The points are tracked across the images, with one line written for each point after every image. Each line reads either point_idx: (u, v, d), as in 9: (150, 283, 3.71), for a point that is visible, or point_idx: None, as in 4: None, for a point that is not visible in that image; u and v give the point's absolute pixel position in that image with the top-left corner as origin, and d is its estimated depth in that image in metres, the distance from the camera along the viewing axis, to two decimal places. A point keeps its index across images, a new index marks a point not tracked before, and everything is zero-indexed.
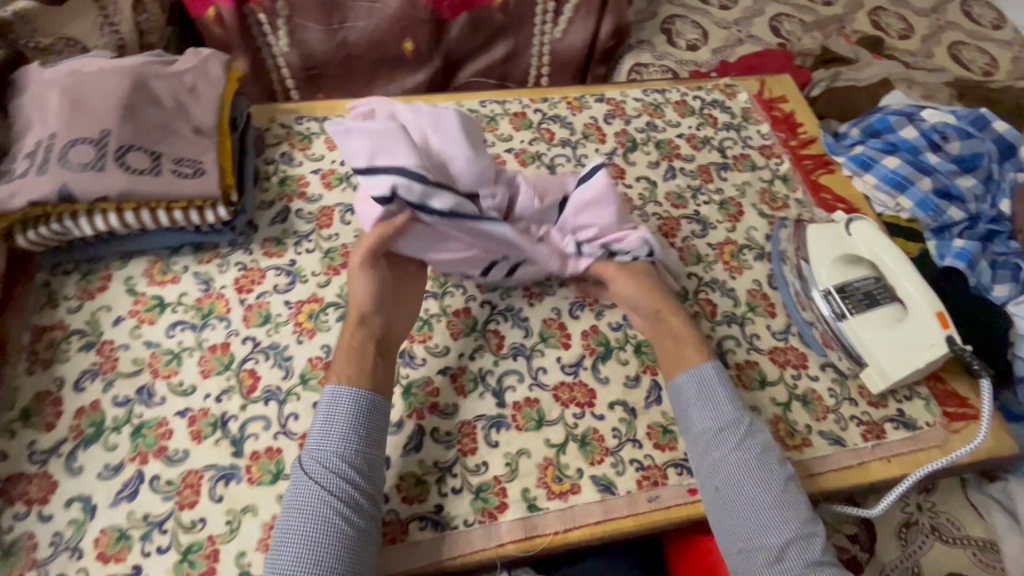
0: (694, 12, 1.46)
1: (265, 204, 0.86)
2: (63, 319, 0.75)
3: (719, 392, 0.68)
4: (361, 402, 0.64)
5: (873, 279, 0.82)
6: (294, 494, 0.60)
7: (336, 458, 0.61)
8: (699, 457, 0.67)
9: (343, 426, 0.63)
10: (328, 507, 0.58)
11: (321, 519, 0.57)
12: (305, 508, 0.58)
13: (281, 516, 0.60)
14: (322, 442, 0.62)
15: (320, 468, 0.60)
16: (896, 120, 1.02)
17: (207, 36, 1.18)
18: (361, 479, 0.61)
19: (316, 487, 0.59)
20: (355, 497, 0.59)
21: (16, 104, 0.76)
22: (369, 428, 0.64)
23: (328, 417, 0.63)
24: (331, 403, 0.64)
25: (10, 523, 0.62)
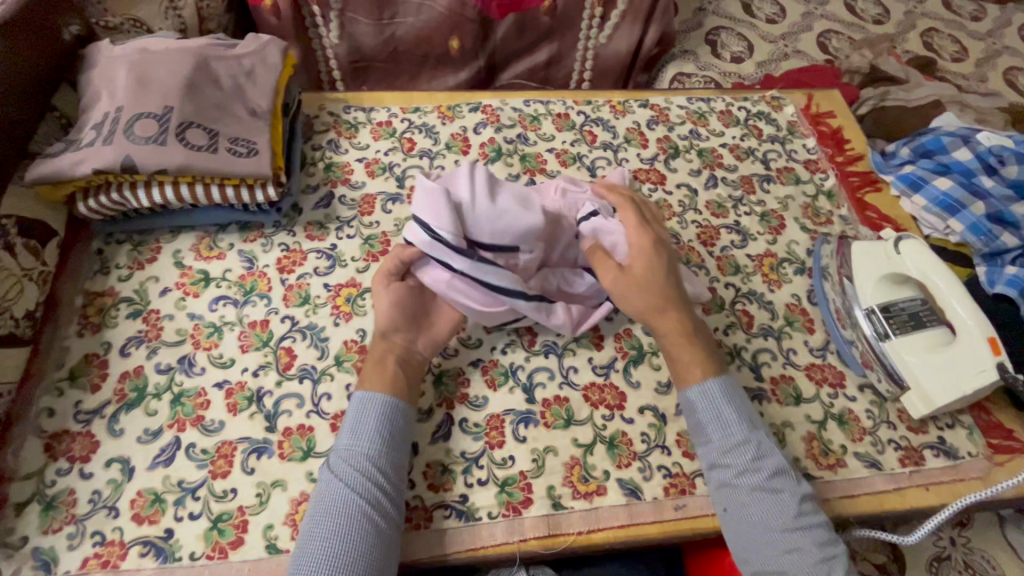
0: (741, 25, 1.45)
1: (310, 187, 0.88)
2: (114, 287, 0.77)
3: (725, 408, 0.66)
4: (389, 406, 0.65)
5: (919, 300, 0.81)
6: (320, 492, 0.60)
7: (365, 460, 0.61)
8: (710, 470, 0.66)
9: (371, 428, 0.63)
10: (358, 510, 0.58)
11: (346, 517, 0.57)
12: (331, 507, 0.58)
13: (304, 514, 0.60)
14: (351, 443, 0.62)
15: (347, 467, 0.60)
16: (951, 141, 0.99)
17: (262, 25, 1.22)
18: (387, 482, 0.61)
19: (343, 486, 0.59)
20: (380, 500, 0.59)
21: (86, 77, 0.79)
22: (396, 432, 0.64)
23: (357, 418, 0.64)
24: (360, 406, 0.65)
25: (52, 478, 0.64)
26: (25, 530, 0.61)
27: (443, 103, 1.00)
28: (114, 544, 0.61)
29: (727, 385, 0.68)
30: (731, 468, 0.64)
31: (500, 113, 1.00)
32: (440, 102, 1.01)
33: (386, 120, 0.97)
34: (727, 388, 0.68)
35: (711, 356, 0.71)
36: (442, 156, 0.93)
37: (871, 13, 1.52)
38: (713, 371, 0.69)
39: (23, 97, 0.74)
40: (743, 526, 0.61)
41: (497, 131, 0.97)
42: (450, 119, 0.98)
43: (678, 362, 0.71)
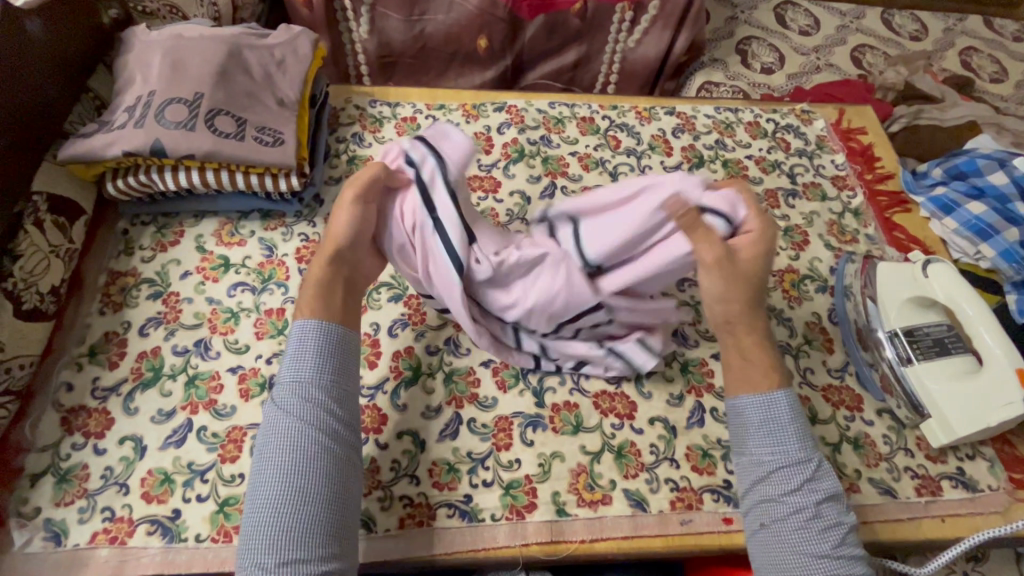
0: (772, 35, 1.42)
1: (333, 179, 0.89)
2: (136, 267, 0.78)
3: (788, 428, 0.63)
4: (331, 336, 0.63)
5: (945, 326, 0.79)
6: (267, 430, 0.59)
7: (312, 390, 0.59)
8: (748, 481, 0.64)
9: (316, 359, 0.61)
10: (309, 438, 0.57)
11: (293, 452, 0.56)
12: (277, 444, 0.56)
13: (256, 450, 0.59)
14: (292, 377, 0.60)
15: (291, 401, 0.59)
16: (985, 164, 0.97)
17: (294, 16, 1.23)
18: (335, 412, 0.60)
19: (288, 422, 0.57)
20: (328, 431, 0.58)
21: (122, 60, 0.81)
22: (340, 362, 0.62)
23: (299, 350, 0.61)
24: (301, 339, 0.62)
25: (67, 452, 0.65)
26: (38, 500, 0.63)
27: (469, 102, 1.00)
28: (123, 521, 0.62)
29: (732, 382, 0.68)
30: (779, 489, 0.61)
31: (525, 114, 0.99)
32: (465, 100, 1.01)
33: (411, 116, 0.97)
34: (792, 404, 0.65)
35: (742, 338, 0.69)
36: None
37: (908, 29, 1.49)
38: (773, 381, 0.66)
39: (61, 78, 0.76)
40: (777, 543, 0.60)
41: (521, 132, 0.97)
42: (474, 118, 0.98)
43: (738, 374, 0.67)
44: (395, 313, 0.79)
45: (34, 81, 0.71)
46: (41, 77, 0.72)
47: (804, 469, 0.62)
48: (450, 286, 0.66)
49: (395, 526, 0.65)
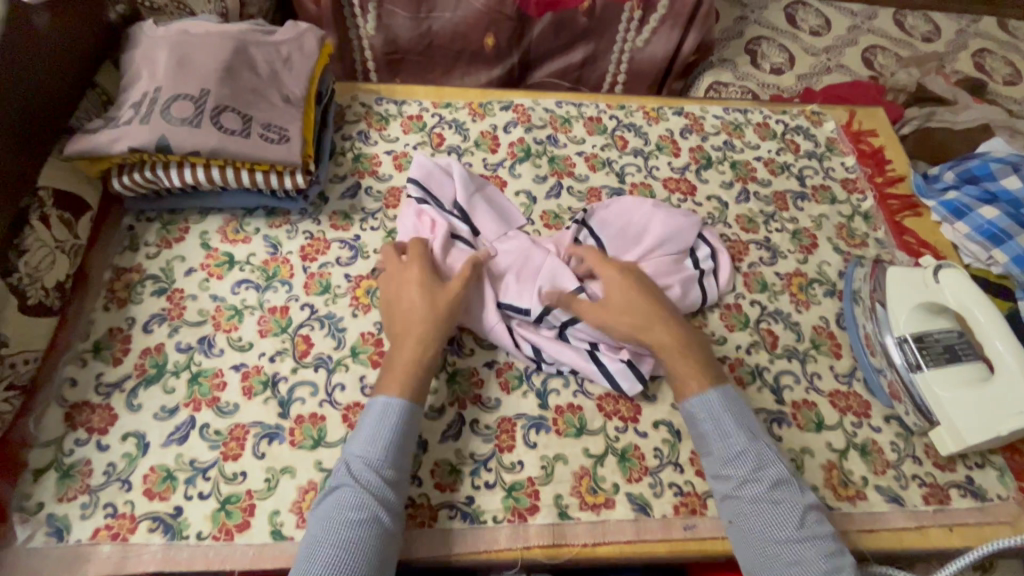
0: (782, 36, 1.41)
1: (338, 177, 0.89)
2: (141, 264, 0.78)
3: (725, 419, 0.66)
4: (412, 415, 0.64)
5: (955, 332, 0.78)
6: (333, 492, 0.59)
7: (387, 468, 0.61)
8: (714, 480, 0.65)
9: (397, 437, 0.62)
10: (380, 519, 0.58)
11: (364, 523, 0.57)
12: (348, 510, 0.57)
13: (317, 516, 0.58)
14: (368, 445, 0.61)
15: (366, 470, 0.60)
16: (999, 168, 0.95)
17: (301, 13, 1.23)
18: (400, 488, 0.62)
19: (362, 490, 0.58)
20: (393, 506, 0.60)
21: (128, 56, 0.81)
22: (412, 439, 0.64)
23: (380, 424, 0.63)
24: (384, 412, 0.63)
25: (71, 447, 0.65)
26: (41, 495, 0.63)
27: (475, 100, 1.00)
28: (125, 517, 0.62)
29: (724, 394, 0.68)
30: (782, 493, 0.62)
31: (531, 113, 0.99)
32: (472, 99, 1.00)
33: (417, 114, 0.97)
34: (727, 400, 0.67)
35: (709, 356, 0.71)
36: (470, 153, 0.93)
37: (921, 31, 1.47)
38: (709, 380, 0.69)
39: (68, 73, 0.76)
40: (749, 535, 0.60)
41: (527, 131, 0.96)
42: (481, 116, 0.97)
43: (677, 375, 0.69)
44: None
45: (41, 76, 0.71)
46: (47, 72, 0.72)
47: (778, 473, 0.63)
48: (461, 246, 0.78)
49: None
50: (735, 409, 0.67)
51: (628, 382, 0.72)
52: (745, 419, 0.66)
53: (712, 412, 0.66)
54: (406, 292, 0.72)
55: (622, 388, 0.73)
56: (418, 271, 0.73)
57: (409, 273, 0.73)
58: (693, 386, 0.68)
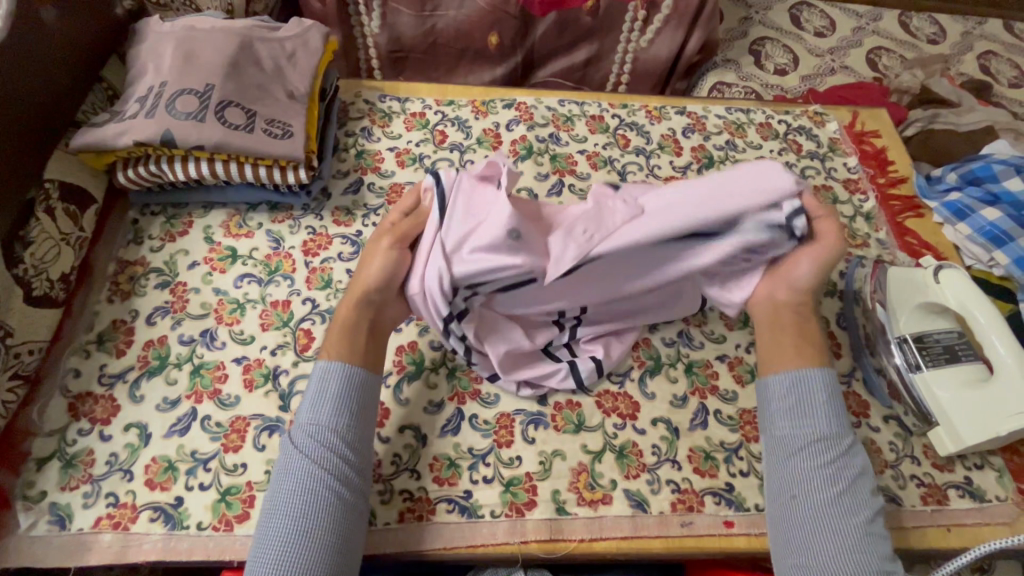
0: (787, 36, 1.41)
1: (341, 173, 0.89)
2: (145, 257, 0.79)
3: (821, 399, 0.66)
4: (352, 377, 0.64)
5: (956, 333, 0.77)
6: (282, 460, 0.60)
7: (328, 431, 0.61)
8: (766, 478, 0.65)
9: (333, 402, 0.62)
10: (321, 483, 0.58)
11: (305, 487, 0.58)
12: (290, 476, 0.58)
13: (271, 485, 0.60)
14: (310, 414, 0.62)
15: (308, 438, 0.60)
16: (1002, 170, 0.95)
17: (307, 11, 1.24)
18: (349, 451, 0.61)
19: (301, 456, 0.59)
20: (342, 468, 0.59)
21: (135, 51, 0.82)
22: (357, 401, 0.64)
23: (318, 391, 0.63)
24: (322, 378, 0.64)
25: (74, 437, 0.66)
26: (44, 484, 0.63)
27: (478, 98, 1.00)
28: (126, 506, 0.63)
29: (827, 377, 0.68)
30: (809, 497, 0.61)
31: (534, 111, 0.99)
32: (475, 96, 1.00)
33: (420, 111, 0.97)
34: (828, 382, 0.67)
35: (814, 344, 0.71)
36: (473, 150, 0.93)
37: (926, 33, 1.47)
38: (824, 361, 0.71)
39: (75, 67, 0.76)
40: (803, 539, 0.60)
41: (530, 129, 0.96)
42: (484, 114, 0.98)
43: (788, 352, 0.70)
44: None
45: (48, 70, 0.71)
46: (55, 65, 0.72)
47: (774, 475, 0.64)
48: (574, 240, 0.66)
49: (394, 520, 0.65)
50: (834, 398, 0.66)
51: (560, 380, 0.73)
52: (840, 407, 0.66)
53: (807, 387, 0.67)
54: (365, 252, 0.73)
55: (558, 382, 0.73)
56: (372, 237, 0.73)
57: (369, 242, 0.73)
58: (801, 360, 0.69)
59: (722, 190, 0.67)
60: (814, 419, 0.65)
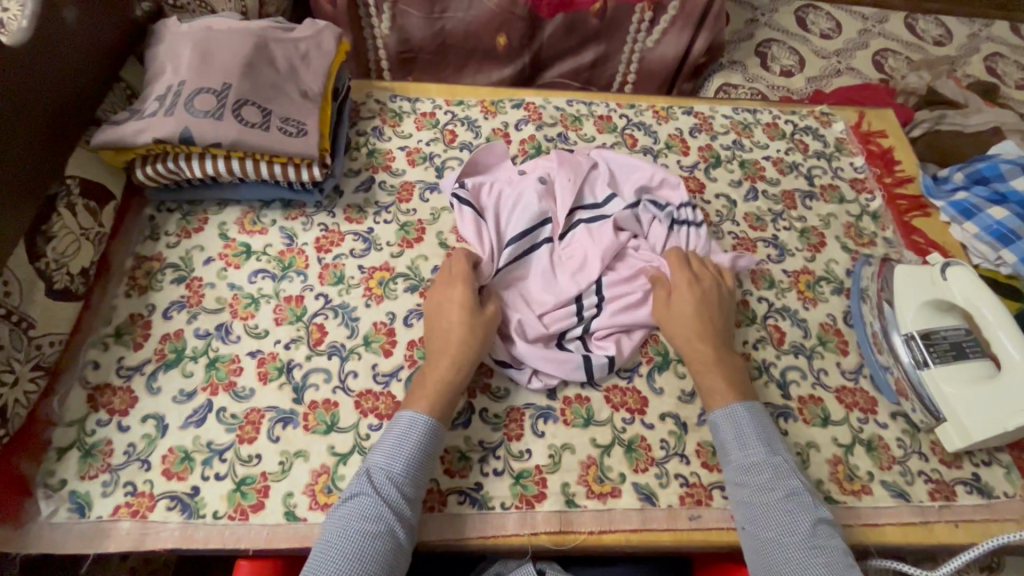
0: (793, 38, 1.42)
1: (353, 171, 0.91)
2: (161, 253, 0.81)
3: (748, 428, 0.67)
4: (436, 433, 0.65)
5: (963, 330, 0.78)
6: (352, 500, 0.60)
7: (408, 483, 0.61)
8: (740, 472, 0.66)
9: (418, 454, 0.63)
10: (392, 534, 0.58)
11: (381, 535, 0.58)
12: (363, 521, 0.58)
13: (333, 520, 0.59)
14: (393, 456, 0.62)
15: (388, 483, 0.60)
16: (1009, 169, 0.95)
17: (318, 12, 1.25)
18: (419, 503, 0.62)
19: (378, 502, 0.59)
20: (411, 519, 0.61)
21: (153, 51, 0.83)
22: (434, 457, 0.64)
23: (404, 439, 0.63)
24: (409, 427, 0.64)
25: (92, 428, 0.67)
26: (64, 473, 0.65)
27: (487, 98, 1.01)
28: (144, 496, 0.64)
29: (753, 410, 0.69)
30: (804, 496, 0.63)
31: (543, 111, 1.00)
32: (484, 96, 1.02)
33: (430, 111, 0.98)
34: (753, 415, 0.69)
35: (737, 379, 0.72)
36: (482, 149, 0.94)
37: (933, 34, 1.47)
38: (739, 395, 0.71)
39: (95, 66, 0.78)
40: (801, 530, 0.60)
41: (538, 129, 0.98)
42: (493, 114, 0.99)
43: (705, 389, 0.72)
44: (410, 302, 0.79)
45: (71, 69, 0.73)
46: (77, 65, 0.74)
47: (779, 469, 0.65)
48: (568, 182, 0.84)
49: None
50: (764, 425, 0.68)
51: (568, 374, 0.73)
52: (770, 433, 0.68)
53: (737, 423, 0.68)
54: (444, 311, 0.73)
55: (567, 374, 0.73)
56: (462, 292, 0.73)
57: (452, 293, 0.74)
58: (719, 398, 0.70)
59: (631, 169, 0.88)
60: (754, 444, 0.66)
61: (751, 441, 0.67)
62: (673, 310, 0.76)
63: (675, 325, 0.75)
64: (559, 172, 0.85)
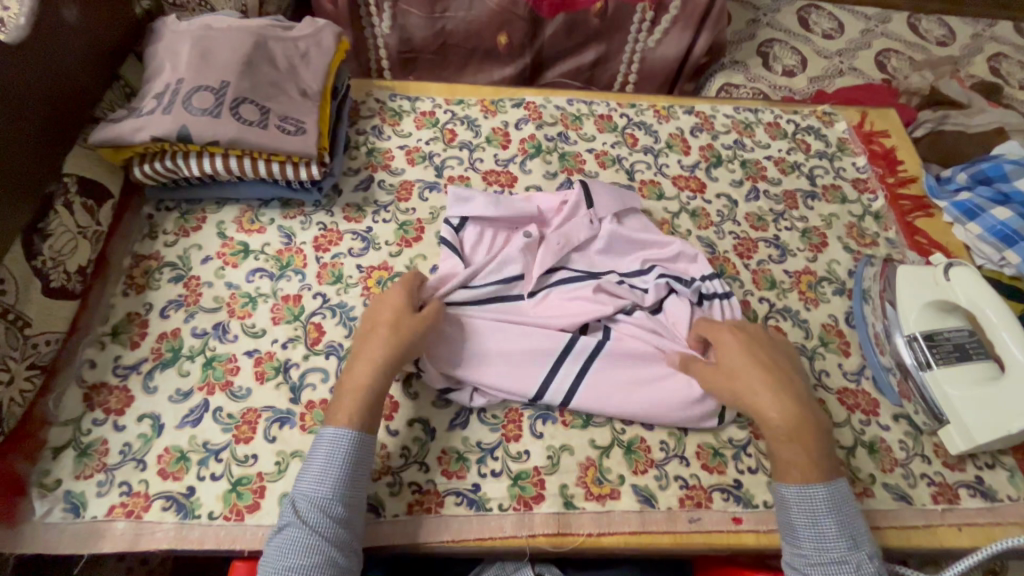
0: (795, 38, 1.41)
1: (352, 170, 0.90)
2: (159, 251, 0.80)
3: (827, 517, 0.61)
4: (357, 452, 0.62)
5: (966, 331, 0.77)
6: (282, 534, 0.58)
7: (335, 507, 0.59)
8: (806, 557, 0.61)
9: (341, 475, 0.60)
10: (325, 562, 0.56)
11: (312, 563, 0.56)
12: (293, 554, 0.56)
13: (266, 557, 0.58)
14: (316, 481, 0.60)
15: (313, 510, 0.58)
16: (1013, 169, 0.94)
17: (318, 11, 1.25)
18: (353, 522, 0.60)
19: (305, 533, 0.57)
20: (345, 541, 0.58)
21: (153, 49, 0.83)
22: (362, 474, 0.62)
23: (325, 463, 0.60)
24: (331, 448, 0.61)
25: (88, 427, 0.67)
26: (60, 472, 0.64)
27: (487, 97, 1.01)
28: (139, 495, 0.64)
29: (837, 494, 0.63)
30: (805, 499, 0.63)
31: (543, 110, 1.00)
32: (484, 96, 1.01)
33: (430, 110, 0.98)
34: (835, 500, 0.62)
35: (817, 452, 0.64)
36: (481, 148, 0.94)
37: (936, 35, 1.46)
38: (820, 472, 0.63)
39: (95, 64, 0.78)
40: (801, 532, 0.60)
41: (539, 128, 0.97)
42: (493, 113, 0.99)
43: (783, 463, 0.65)
44: None
45: (69, 67, 0.73)
46: (75, 62, 0.74)
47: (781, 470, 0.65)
48: (564, 245, 0.80)
49: (403, 512, 0.65)
50: (842, 512, 0.62)
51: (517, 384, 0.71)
52: (850, 521, 0.62)
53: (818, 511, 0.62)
54: (379, 310, 0.70)
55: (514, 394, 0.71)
56: (391, 294, 0.71)
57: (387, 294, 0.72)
58: (797, 473, 0.63)
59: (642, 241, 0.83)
60: (832, 536, 0.61)
61: (830, 530, 0.61)
62: (733, 369, 0.69)
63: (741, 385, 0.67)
64: (558, 235, 0.81)
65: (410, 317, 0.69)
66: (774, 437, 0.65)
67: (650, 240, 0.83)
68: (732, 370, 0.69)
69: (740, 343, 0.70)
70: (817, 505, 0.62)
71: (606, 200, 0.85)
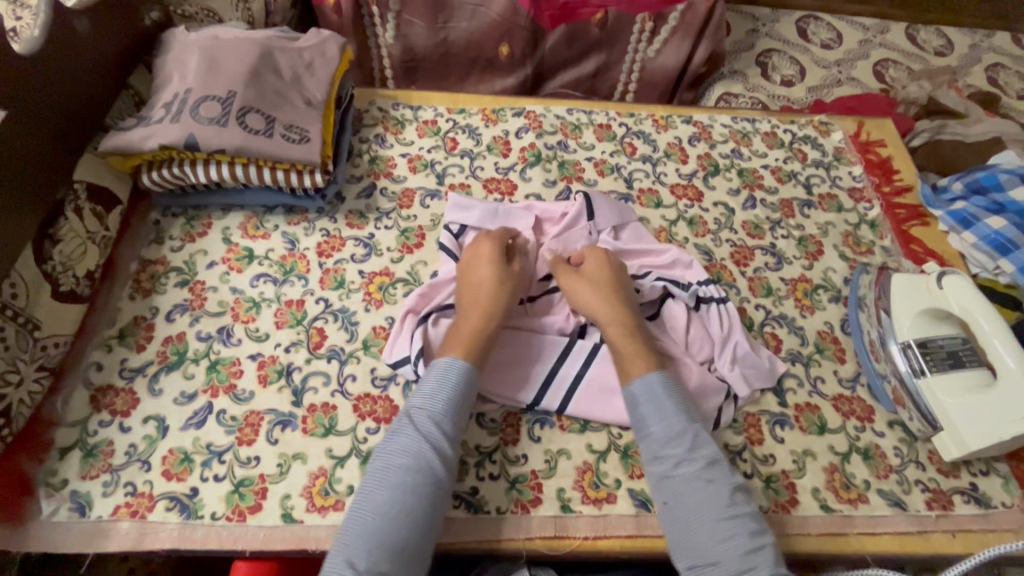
0: (793, 48, 1.43)
1: (355, 177, 0.92)
2: (166, 256, 0.82)
3: (666, 400, 0.66)
4: (468, 379, 0.67)
5: (960, 339, 0.78)
6: (395, 436, 0.63)
7: (444, 422, 0.64)
8: (660, 444, 0.65)
9: (451, 396, 0.65)
10: (430, 468, 0.60)
11: (419, 466, 0.60)
12: (405, 454, 0.61)
13: (377, 455, 0.62)
14: (429, 398, 0.65)
15: (428, 422, 0.63)
16: (1007, 179, 0.95)
17: (323, 22, 1.28)
18: (457, 441, 0.64)
19: (417, 437, 0.62)
20: (448, 456, 0.63)
21: (162, 59, 0.85)
22: (469, 399, 0.67)
23: (440, 382, 0.66)
24: (446, 373, 0.67)
25: (95, 429, 0.68)
26: (66, 473, 0.66)
27: (488, 106, 1.03)
28: (143, 496, 0.65)
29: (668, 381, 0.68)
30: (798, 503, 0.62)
31: (543, 119, 1.02)
32: (485, 105, 1.03)
33: (432, 119, 1.00)
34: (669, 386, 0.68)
35: (649, 349, 0.72)
36: (482, 157, 0.96)
37: (934, 45, 1.48)
38: (653, 365, 0.70)
39: (105, 74, 0.80)
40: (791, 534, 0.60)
41: (539, 137, 0.99)
42: (493, 122, 1.00)
43: (622, 360, 0.71)
44: None
45: (80, 77, 0.75)
46: (86, 72, 0.76)
47: None
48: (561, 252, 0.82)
49: None
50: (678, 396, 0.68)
51: (517, 390, 0.73)
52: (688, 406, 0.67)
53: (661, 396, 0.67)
54: (475, 266, 0.76)
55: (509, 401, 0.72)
56: (488, 249, 0.77)
57: (482, 250, 0.78)
58: (636, 368, 0.69)
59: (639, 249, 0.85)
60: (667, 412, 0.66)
61: (669, 410, 0.66)
62: (584, 278, 0.77)
63: (588, 288, 0.76)
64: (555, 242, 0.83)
65: (511, 274, 0.76)
66: (613, 334, 0.73)
67: (646, 246, 0.84)
68: (581, 280, 0.77)
69: (595, 257, 0.79)
70: (655, 390, 0.67)
71: (604, 212, 0.87)
